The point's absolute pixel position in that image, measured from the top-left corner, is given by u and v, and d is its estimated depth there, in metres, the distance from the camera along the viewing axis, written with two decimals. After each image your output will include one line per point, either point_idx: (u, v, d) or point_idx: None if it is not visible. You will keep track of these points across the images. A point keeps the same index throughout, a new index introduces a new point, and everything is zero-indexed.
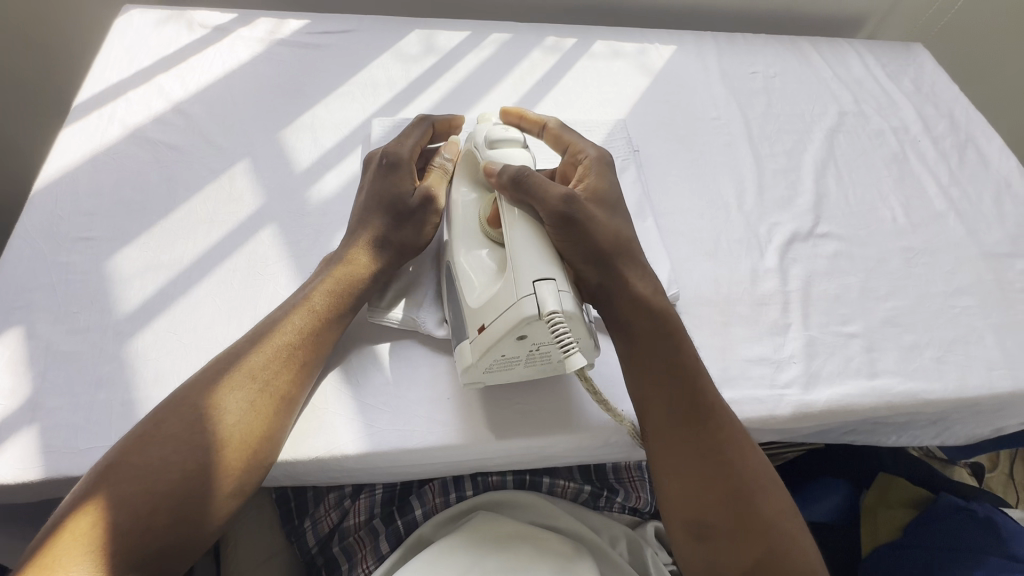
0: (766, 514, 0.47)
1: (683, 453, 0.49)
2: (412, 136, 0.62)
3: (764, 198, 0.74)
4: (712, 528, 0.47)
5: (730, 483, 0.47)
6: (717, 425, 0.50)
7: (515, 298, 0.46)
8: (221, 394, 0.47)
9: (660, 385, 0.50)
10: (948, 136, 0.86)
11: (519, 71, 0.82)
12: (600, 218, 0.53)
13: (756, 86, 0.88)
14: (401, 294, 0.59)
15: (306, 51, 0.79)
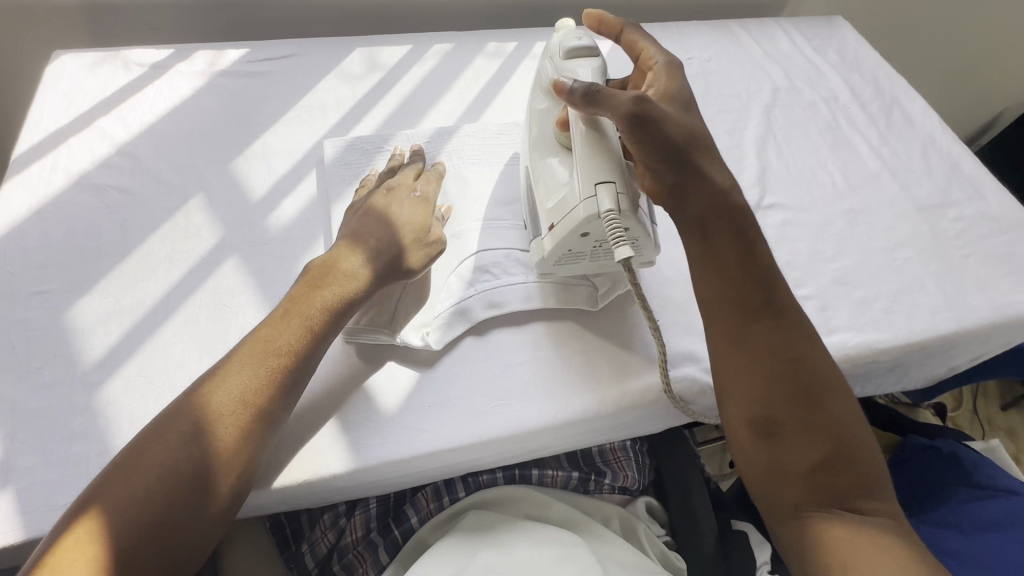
0: (835, 415, 0.50)
1: (762, 352, 0.52)
2: (406, 168, 0.66)
3: None
4: (781, 427, 0.50)
5: (801, 373, 0.51)
6: (789, 319, 0.53)
7: (578, 200, 0.54)
8: (210, 416, 0.47)
9: (742, 284, 0.53)
10: (875, 100, 0.91)
11: (464, 79, 0.84)
12: (671, 115, 0.55)
13: (693, 71, 0.91)
14: (383, 317, 0.59)
15: (248, 80, 0.79)
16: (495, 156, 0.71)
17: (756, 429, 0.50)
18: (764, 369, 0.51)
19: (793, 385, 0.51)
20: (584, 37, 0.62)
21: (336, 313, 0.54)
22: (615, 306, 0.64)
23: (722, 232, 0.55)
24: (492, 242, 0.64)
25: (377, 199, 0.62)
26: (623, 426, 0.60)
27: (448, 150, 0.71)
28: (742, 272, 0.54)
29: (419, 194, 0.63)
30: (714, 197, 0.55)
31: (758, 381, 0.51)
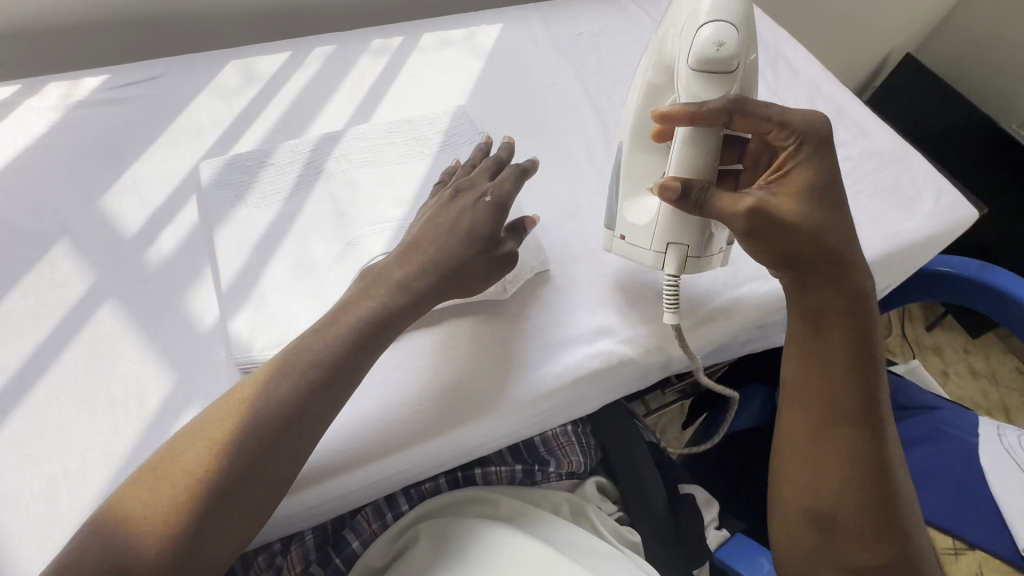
0: (897, 544, 0.56)
1: (834, 448, 0.58)
2: (485, 166, 0.62)
3: (612, 148, 0.77)
4: (838, 523, 0.57)
5: (874, 484, 0.57)
6: (874, 420, 0.58)
7: (651, 246, 0.59)
8: (234, 428, 0.46)
9: (836, 360, 0.59)
10: (761, 55, 0.94)
11: (351, 80, 0.80)
12: (801, 224, 0.55)
13: (584, 46, 0.91)
14: (280, 338, 0.54)
15: (111, 108, 0.73)
16: (386, 156, 0.68)
17: (815, 519, 0.58)
18: (837, 475, 0.58)
19: (864, 491, 0.57)
20: (728, 44, 0.52)
21: (368, 324, 0.52)
22: (525, 293, 0.63)
23: (833, 334, 0.59)
24: (391, 244, 0.61)
25: (442, 208, 0.59)
26: (569, 402, 0.62)
27: (335, 155, 0.68)
28: (838, 364, 0.59)
29: (493, 197, 0.58)
30: (848, 301, 0.58)
31: (835, 477, 0.58)
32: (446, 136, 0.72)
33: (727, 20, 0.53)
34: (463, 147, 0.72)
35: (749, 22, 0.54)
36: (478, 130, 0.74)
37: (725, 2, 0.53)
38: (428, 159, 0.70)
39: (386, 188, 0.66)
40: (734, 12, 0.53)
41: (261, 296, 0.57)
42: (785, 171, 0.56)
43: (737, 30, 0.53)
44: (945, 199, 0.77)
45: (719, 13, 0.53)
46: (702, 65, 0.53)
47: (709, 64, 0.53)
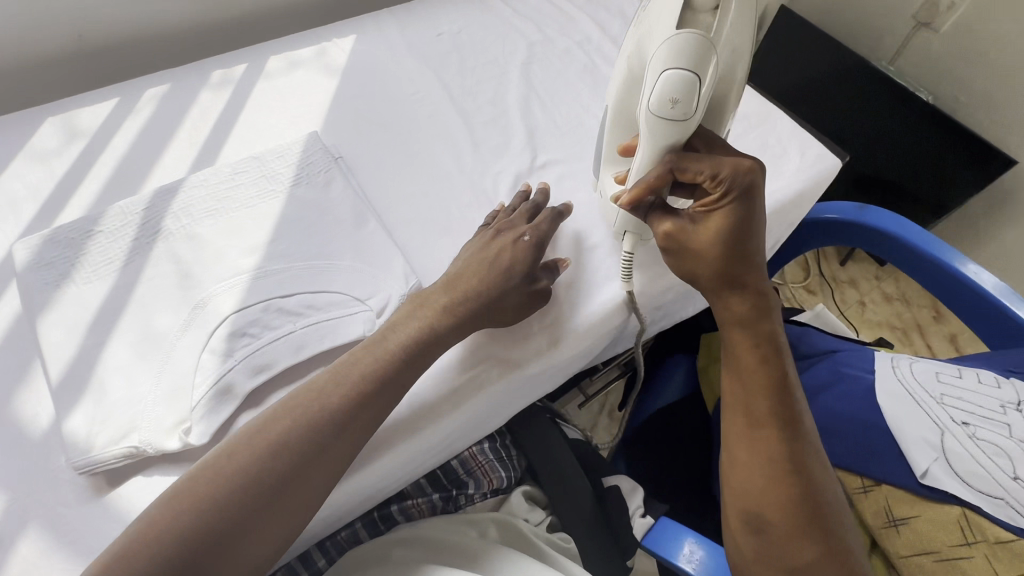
0: (821, 533, 0.58)
1: (761, 450, 0.61)
2: (525, 208, 0.66)
3: (481, 152, 0.74)
4: (769, 523, 0.59)
5: (799, 481, 0.59)
6: (794, 422, 0.61)
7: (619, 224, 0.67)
8: (280, 439, 0.48)
9: (750, 368, 0.63)
10: (624, 32, 0.93)
11: (190, 121, 0.74)
12: (714, 263, 0.60)
13: (445, 47, 0.88)
14: (128, 428, 0.49)
15: None
16: (232, 202, 0.63)
17: (747, 521, 0.60)
18: (762, 475, 0.60)
19: (790, 491, 0.59)
20: (681, 101, 0.54)
21: (383, 372, 0.52)
22: None
23: (745, 349, 0.64)
24: (244, 299, 0.56)
25: (485, 244, 0.62)
26: (483, 415, 0.62)
27: (174, 210, 0.62)
28: (753, 372, 0.63)
29: (531, 237, 0.62)
30: (751, 314, 0.63)
31: (760, 476, 0.60)
32: (298, 168, 0.67)
33: (687, 71, 0.53)
34: (319, 178, 0.67)
35: (709, 64, 0.54)
36: (334, 156, 0.70)
37: (685, 47, 0.53)
38: (281, 197, 0.65)
39: (236, 237, 0.61)
40: (696, 58, 0.53)
41: (101, 385, 0.51)
42: (712, 209, 0.59)
43: (695, 80, 0.54)
44: (809, 153, 0.79)
45: (678, 60, 0.53)
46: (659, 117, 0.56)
47: (664, 116, 0.56)
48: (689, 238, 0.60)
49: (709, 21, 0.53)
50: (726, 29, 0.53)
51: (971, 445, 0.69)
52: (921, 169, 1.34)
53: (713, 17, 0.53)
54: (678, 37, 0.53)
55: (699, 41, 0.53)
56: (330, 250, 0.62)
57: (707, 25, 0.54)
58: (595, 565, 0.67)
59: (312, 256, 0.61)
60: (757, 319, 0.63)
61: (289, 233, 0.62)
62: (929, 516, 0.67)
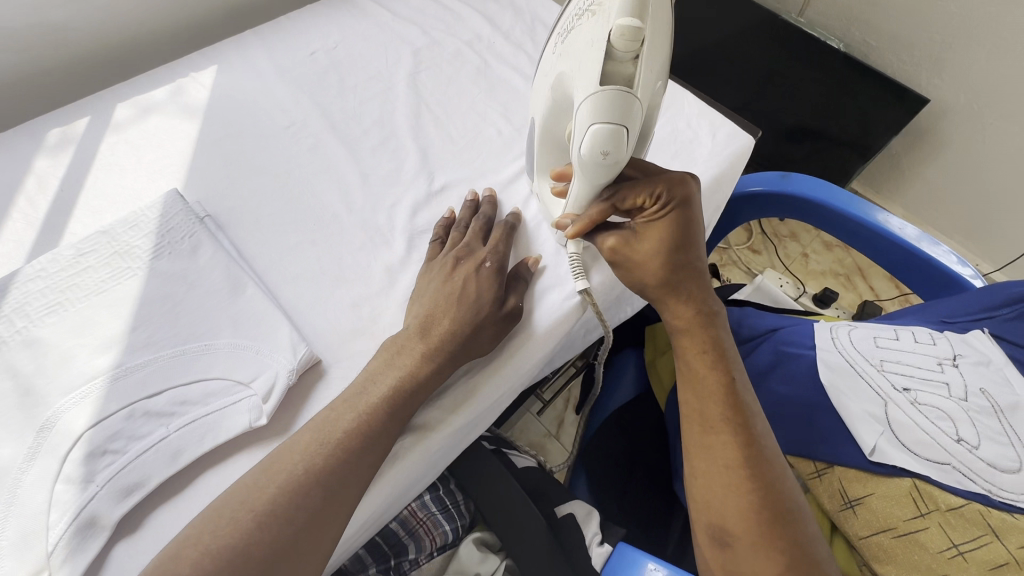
0: (795, 541, 0.50)
1: (719, 457, 0.53)
2: (476, 226, 0.63)
3: (371, 184, 0.67)
4: (734, 536, 0.51)
5: (763, 488, 0.52)
6: (750, 425, 0.55)
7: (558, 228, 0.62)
8: (241, 521, 0.43)
9: (698, 371, 0.57)
10: (516, 24, 0.87)
11: (25, 194, 0.63)
12: (655, 276, 0.56)
13: (321, 66, 0.79)
14: None
15: None
16: (79, 292, 0.54)
17: (713, 536, 0.53)
18: (723, 483, 0.52)
19: (755, 498, 0.51)
20: (613, 154, 0.45)
21: (326, 476, 0.46)
22: (295, 400, 0.53)
23: (692, 354, 0.58)
24: (101, 409, 0.48)
25: (447, 276, 0.58)
26: (408, 485, 0.57)
27: (5, 312, 0.52)
28: (702, 376, 0.57)
29: (492, 261, 0.59)
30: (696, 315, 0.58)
31: (721, 484, 0.53)
32: (157, 237, 0.59)
33: (618, 124, 0.44)
34: (182, 245, 0.59)
35: (639, 117, 0.45)
36: (199, 215, 0.61)
37: (611, 100, 0.44)
38: (139, 275, 0.56)
39: (87, 334, 0.52)
40: (626, 111, 0.44)
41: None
42: (652, 226, 0.55)
43: (627, 135, 0.45)
44: (720, 133, 0.75)
45: (607, 114, 0.44)
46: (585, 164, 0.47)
47: (592, 167, 0.47)
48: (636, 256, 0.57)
49: (633, 70, 0.44)
50: (650, 79, 0.45)
51: (912, 412, 0.69)
52: (847, 120, 1.33)
53: (638, 66, 0.44)
54: (602, 91, 0.43)
55: (627, 93, 0.44)
56: (202, 330, 0.54)
57: (630, 75, 0.44)
58: None
59: (182, 340, 0.53)
60: (699, 321, 0.58)
61: (152, 317, 0.54)
62: (882, 491, 0.66)
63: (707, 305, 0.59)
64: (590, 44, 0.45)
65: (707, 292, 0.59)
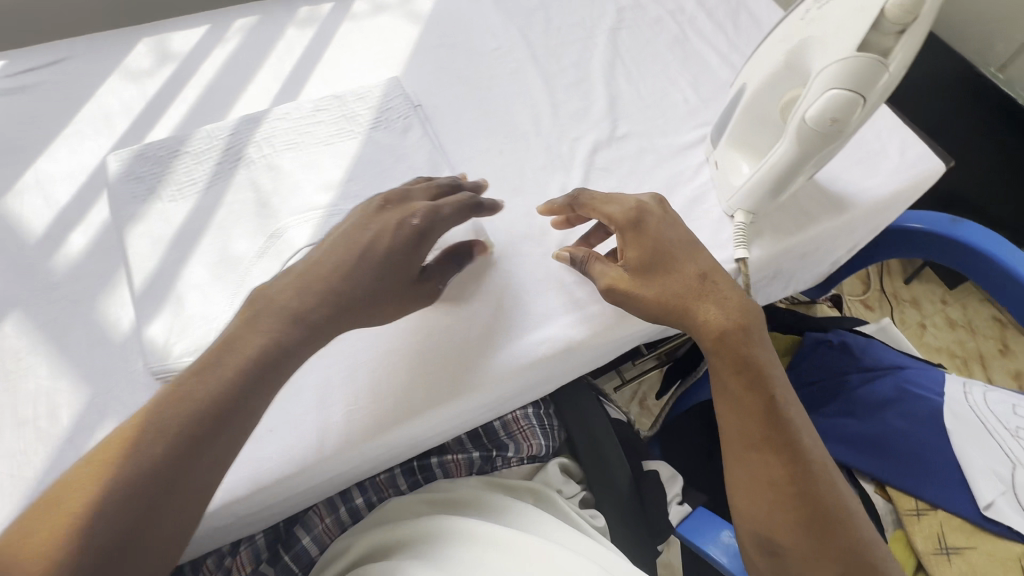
0: (847, 548, 0.50)
1: (763, 470, 0.52)
2: (441, 185, 0.58)
3: (560, 116, 0.72)
4: (782, 545, 0.50)
5: (808, 492, 0.51)
6: (791, 426, 0.53)
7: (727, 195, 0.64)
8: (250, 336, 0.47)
9: (734, 388, 0.54)
10: (721, 5, 0.88)
11: (276, 54, 0.74)
12: (653, 292, 0.54)
13: (531, 4, 0.85)
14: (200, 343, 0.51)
15: (11, 97, 0.67)
16: (312, 139, 0.63)
17: (760, 546, 0.51)
18: (768, 496, 0.51)
19: (800, 512, 0.50)
20: (841, 121, 0.48)
21: (222, 401, 0.44)
22: (464, 276, 0.59)
23: (726, 370, 0.54)
24: (318, 234, 0.57)
25: (367, 219, 0.53)
26: (511, 397, 0.58)
27: (256, 139, 0.62)
28: (738, 392, 0.54)
29: (421, 219, 0.53)
30: (732, 321, 0.54)
31: (765, 497, 0.52)
32: (378, 112, 0.67)
33: (859, 93, 0.46)
34: (396, 124, 0.67)
35: (881, 92, 0.47)
36: (413, 103, 0.69)
37: (863, 67, 0.45)
38: (358, 138, 0.65)
39: (313, 173, 0.61)
40: (873, 82, 0.46)
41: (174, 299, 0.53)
42: (626, 245, 0.56)
43: (862, 105, 0.47)
44: (911, 153, 0.73)
45: (852, 80, 0.46)
46: (809, 126, 0.49)
47: (816, 129, 0.49)
48: (636, 279, 0.55)
49: (894, 44, 0.46)
50: (905, 58, 0.46)
51: None
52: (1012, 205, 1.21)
53: (898, 41, 0.46)
54: (858, 56, 0.45)
55: (880, 64, 0.45)
56: (401, 197, 0.61)
57: (888, 48, 0.46)
58: (630, 541, 0.67)
59: None
60: (732, 335, 0.54)
61: (363, 174, 0.62)
62: (987, 549, 0.64)
63: (738, 309, 0.55)
64: (856, 10, 0.46)
65: (735, 296, 0.55)
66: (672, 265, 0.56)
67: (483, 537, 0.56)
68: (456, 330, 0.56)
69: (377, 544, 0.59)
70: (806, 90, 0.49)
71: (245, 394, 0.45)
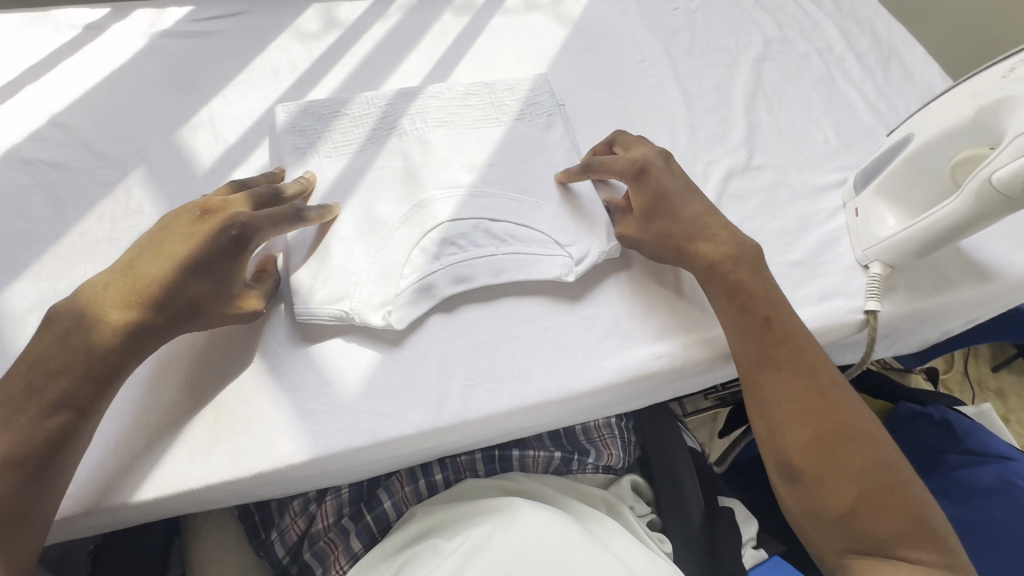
0: (863, 466, 0.50)
1: (778, 397, 0.52)
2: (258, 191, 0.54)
3: (697, 137, 0.72)
4: (801, 470, 0.51)
5: (824, 414, 0.51)
6: (801, 350, 0.53)
7: (864, 246, 0.63)
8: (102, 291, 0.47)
9: (732, 317, 0.54)
10: (872, 51, 0.85)
11: (430, 36, 0.77)
12: (654, 234, 0.58)
13: (678, 23, 0.85)
14: (341, 294, 0.53)
15: (194, 39, 0.72)
16: (461, 121, 0.66)
17: (781, 472, 0.52)
18: (781, 419, 0.52)
19: (812, 431, 0.51)
20: None
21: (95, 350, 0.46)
22: (590, 277, 0.59)
23: (721, 297, 0.55)
24: (459, 211, 0.59)
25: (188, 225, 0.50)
26: (606, 405, 0.57)
27: (410, 112, 0.65)
28: (736, 318, 0.54)
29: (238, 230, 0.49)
30: (729, 251, 0.56)
31: (778, 421, 0.52)
32: (524, 105, 0.69)
33: None
34: (540, 119, 0.68)
35: None
36: (558, 102, 0.70)
37: None
38: (503, 126, 0.67)
39: (458, 153, 0.63)
40: None
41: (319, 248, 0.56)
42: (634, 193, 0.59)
43: None
44: None
45: None
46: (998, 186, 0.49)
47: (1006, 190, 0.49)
48: (641, 223, 0.58)
49: None
50: None
51: None
52: None
53: None
54: None
55: None
56: (538, 188, 0.62)
57: None
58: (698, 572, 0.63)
59: (522, 189, 0.62)
60: (719, 266, 0.55)
61: (505, 161, 0.64)
62: None
63: (730, 243, 0.56)
64: None
65: (723, 232, 0.57)
66: (673, 207, 0.58)
67: (549, 524, 0.53)
68: (571, 328, 0.56)
69: (444, 519, 0.57)
70: (998, 151, 0.49)
71: (163, 317, 0.47)
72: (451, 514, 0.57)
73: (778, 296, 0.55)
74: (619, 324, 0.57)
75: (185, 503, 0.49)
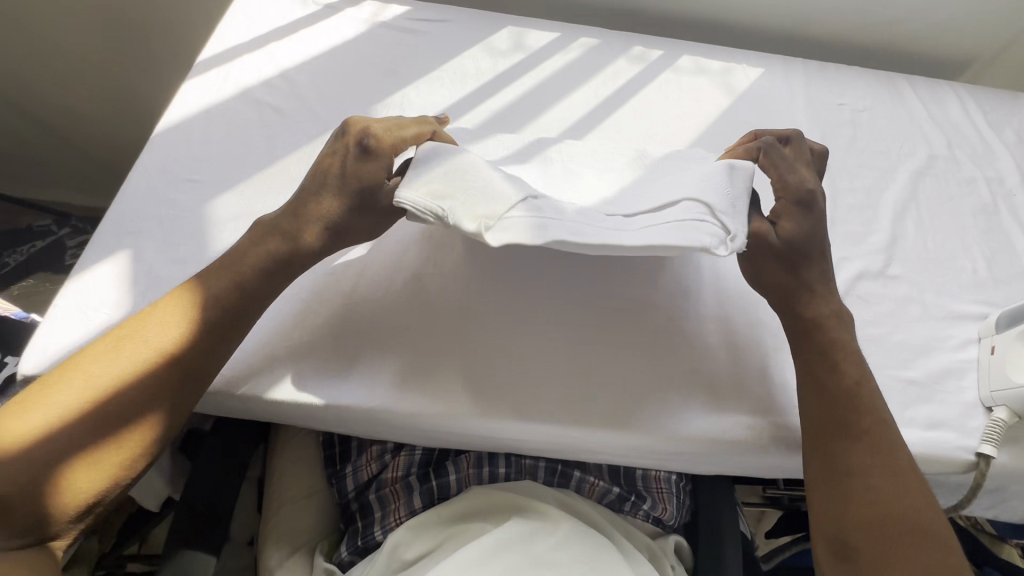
0: (925, 563, 0.46)
1: (844, 463, 0.51)
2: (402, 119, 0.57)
3: (835, 231, 0.72)
4: (856, 545, 0.47)
5: (891, 497, 0.48)
6: (877, 426, 0.52)
7: (991, 388, 0.60)
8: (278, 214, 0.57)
9: (813, 374, 0.55)
10: None
11: (602, 76, 0.84)
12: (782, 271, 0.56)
13: (843, 118, 0.85)
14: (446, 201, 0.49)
15: (405, 35, 0.84)
16: None
17: (831, 545, 0.49)
18: (843, 489, 0.50)
19: (874, 510, 0.48)
20: None
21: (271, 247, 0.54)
22: (692, 333, 0.62)
23: (811, 356, 0.55)
24: None
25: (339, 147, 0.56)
26: (676, 457, 0.58)
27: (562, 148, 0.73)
28: (815, 379, 0.55)
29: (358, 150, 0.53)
30: (831, 312, 0.56)
31: (839, 489, 0.50)
32: None
33: None
34: None
35: None
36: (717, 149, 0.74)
37: None
38: None
39: None
40: None
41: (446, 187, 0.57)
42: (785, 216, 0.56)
43: None
44: None
45: None
46: None
47: None
48: (780, 248, 0.55)
49: None
50: None
51: None
52: None
53: None
54: None
55: None
56: None
57: None
58: None
59: None
60: (818, 326, 0.56)
61: None
62: None
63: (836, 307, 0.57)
64: None
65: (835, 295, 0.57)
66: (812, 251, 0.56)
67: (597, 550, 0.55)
68: (665, 373, 0.60)
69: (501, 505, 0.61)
70: None
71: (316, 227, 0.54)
72: (508, 502, 0.61)
73: (864, 370, 0.55)
74: (709, 385, 0.60)
75: (299, 413, 0.58)
